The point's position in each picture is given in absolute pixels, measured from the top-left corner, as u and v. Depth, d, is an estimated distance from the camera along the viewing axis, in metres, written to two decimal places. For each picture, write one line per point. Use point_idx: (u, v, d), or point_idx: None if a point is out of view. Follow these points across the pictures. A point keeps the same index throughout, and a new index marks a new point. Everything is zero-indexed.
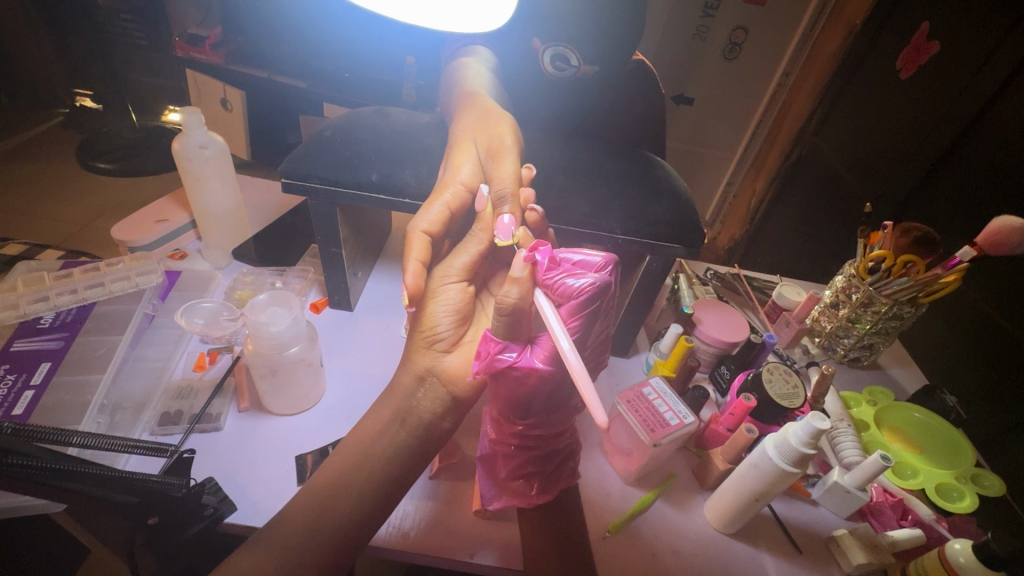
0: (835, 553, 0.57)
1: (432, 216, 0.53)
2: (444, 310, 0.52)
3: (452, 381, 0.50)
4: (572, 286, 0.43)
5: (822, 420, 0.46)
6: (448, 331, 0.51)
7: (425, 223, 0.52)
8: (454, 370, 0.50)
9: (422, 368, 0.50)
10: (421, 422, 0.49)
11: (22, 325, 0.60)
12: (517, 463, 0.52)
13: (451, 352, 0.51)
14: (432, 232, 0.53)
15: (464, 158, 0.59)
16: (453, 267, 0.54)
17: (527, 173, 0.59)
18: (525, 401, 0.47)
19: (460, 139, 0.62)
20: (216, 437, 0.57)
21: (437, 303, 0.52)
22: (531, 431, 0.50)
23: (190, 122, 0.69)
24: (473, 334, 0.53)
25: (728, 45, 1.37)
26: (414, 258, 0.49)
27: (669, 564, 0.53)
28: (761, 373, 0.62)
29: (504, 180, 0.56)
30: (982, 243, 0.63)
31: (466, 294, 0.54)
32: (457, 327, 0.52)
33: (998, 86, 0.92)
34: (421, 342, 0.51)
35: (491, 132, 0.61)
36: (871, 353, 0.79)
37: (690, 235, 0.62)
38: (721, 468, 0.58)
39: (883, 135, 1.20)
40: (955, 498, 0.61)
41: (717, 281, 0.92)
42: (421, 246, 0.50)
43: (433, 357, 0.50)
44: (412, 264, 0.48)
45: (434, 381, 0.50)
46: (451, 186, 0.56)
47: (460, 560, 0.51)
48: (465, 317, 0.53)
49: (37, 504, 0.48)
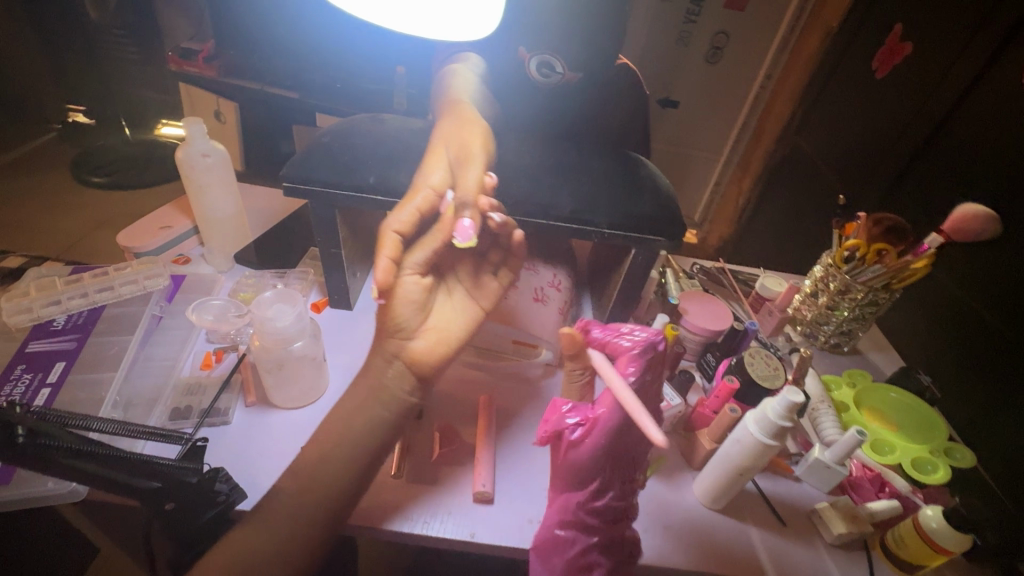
0: (818, 524, 0.60)
1: (404, 217, 0.54)
2: (408, 305, 0.50)
3: (416, 363, 0.50)
4: (622, 343, 0.46)
5: (796, 394, 0.50)
6: (412, 320, 0.51)
7: (396, 223, 0.54)
8: (419, 354, 0.50)
9: (391, 351, 0.51)
10: (394, 399, 0.51)
11: (37, 327, 0.63)
12: (585, 544, 0.51)
13: (415, 337, 0.51)
14: (403, 232, 0.54)
15: (437, 167, 0.61)
16: (411, 261, 0.52)
17: (491, 181, 0.58)
18: (584, 459, 0.48)
19: (435, 150, 0.64)
20: (225, 430, 0.60)
21: (397, 295, 0.50)
22: (600, 505, 0.50)
23: (193, 131, 0.71)
24: (438, 319, 0.52)
25: (709, 49, 1.51)
26: (385, 254, 0.52)
27: (661, 539, 0.56)
28: (743, 357, 0.66)
29: (467, 188, 0.56)
30: (948, 230, 0.67)
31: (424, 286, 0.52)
32: (421, 315, 0.51)
33: (964, 88, 0.95)
34: (386, 331, 0.51)
35: (463, 142, 0.63)
36: (850, 339, 0.83)
37: (672, 229, 0.66)
38: (708, 447, 0.61)
39: (861, 132, 1.25)
40: (929, 470, 0.64)
41: (703, 274, 0.95)
42: (392, 244, 0.52)
43: (399, 343, 0.50)
44: (382, 261, 0.51)
45: (400, 362, 0.50)
46: (422, 191, 0.57)
47: (461, 541, 0.54)
48: (426, 307, 0.52)
49: (62, 492, 0.51)
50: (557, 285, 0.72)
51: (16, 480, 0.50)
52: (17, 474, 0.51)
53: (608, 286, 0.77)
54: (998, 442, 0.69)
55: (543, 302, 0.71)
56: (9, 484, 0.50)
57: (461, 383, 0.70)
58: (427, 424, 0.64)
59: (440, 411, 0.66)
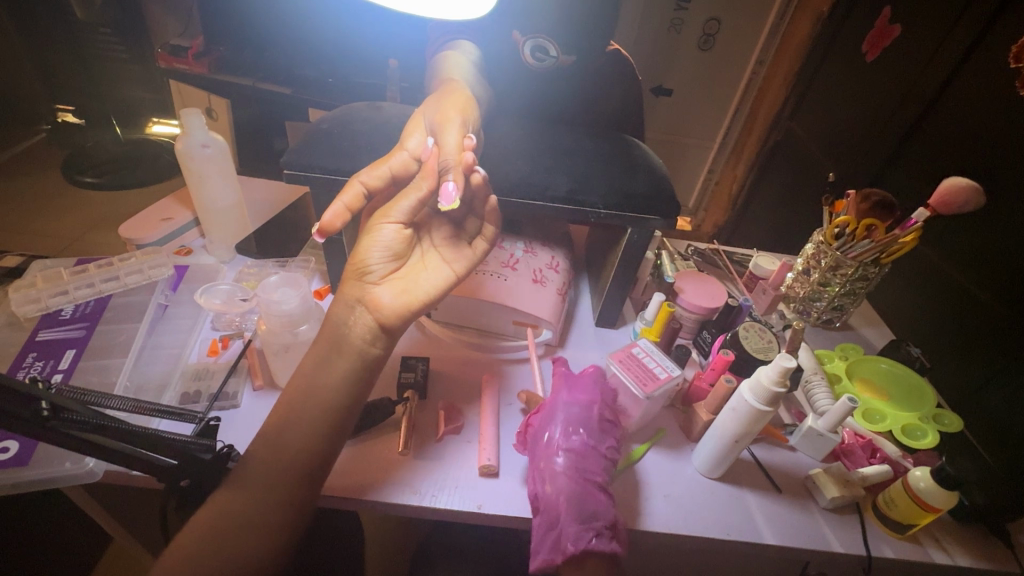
0: (812, 490, 0.62)
1: (377, 172, 0.59)
2: (379, 247, 0.57)
3: (378, 311, 0.55)
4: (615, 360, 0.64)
5: (789, 359, 0.51)
6: (380, 266, 0.57)
7: (367, 176, 0.58)
8: (381, 301, 0.55)
9: (354, 297, 0.56)
10: (355, 349, 0.55)
11: (46, 317, 0.64)
12: (549, 481, 0.55)
13: (382, 285, 0.56)
14: (372, 185, 0.59)
15: (415, 130, 0.64)
16: (397, 211, 0.58)
17: (468, 142, 0.59)
18: (546, 416, 0.60)
19: (416, 117, 0.67)
20: (234, 413, 0.61)
21: (375, 240, 0.57)
22: (569, 446, 0.56)
23: (192, 122, 0.72)
24: (408, 275, 0.58)
25: (703, 36, 1.55)
26: (341, 201, 0.56)
27: (662, 507, 0.58)
28: (739, 331, 0.69)
29: (450, 151, 0.59)
30: (936, 205, 0.69)
31: (402, 235, 0.58)
32: (390, 263, 0.57)
33: (952, 68, 0.97)
34: (354, 274, 0.57)
35: (442, 108, 0.65)
36: (842, 315, 0.85)
37: (668, 207, 0.67)
38: (705, 419, 0.63)
39: (852, 114, 1.27)
40: (919, 436, 0.67)
41: (698, 256, 0.97)
42: (354, 194, 0.57)
43: (363, 288, 0.56)
44: (337, 206, 0.56)
45: (363, 308, 0.55)
46: (398, 153, 0.61)
47: (468, 512, 0.56)
48: (399, 256, 0.58)
49: (77, 472, 0.52)
50: (554, 266, 0.77)
51: (36, 460, 0.52)
52: (37, 453, 0.52)
53: (605, 267, 0.79)
54: (993, 414, 0.69)
55: (541, 283, 0.74)
56: (28, 464, 0.52)
57: (464, 365, 0.72)
58: (432, 403, 0.66)
59: (444, 391, 0.68)
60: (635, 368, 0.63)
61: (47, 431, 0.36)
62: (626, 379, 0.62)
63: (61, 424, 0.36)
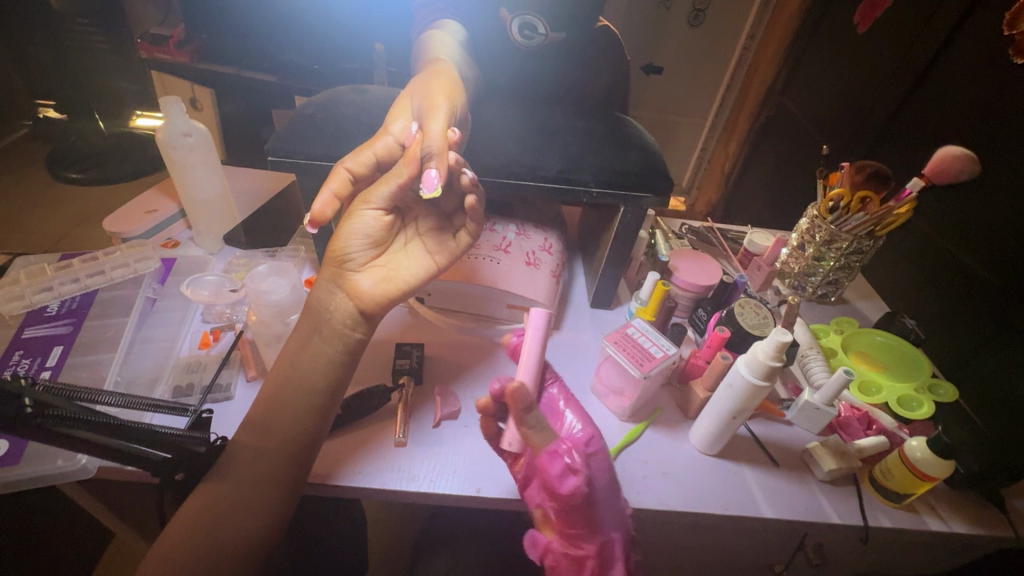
0: (810, 463, 0.62)
1: (360, 158, 0.58)
2: (358, 234, 0.56)
3: (358, 297, 0.56)
4: (613, 342, 0.63)
5: (785, 334, 0.51)
6: (361, 254, 0.57)
7: (351, 162, 0.58)
8: (360, 288, 0.56)
9: (335, 283, 0.56)
10: (337, 332, 0.55)
11: (31, 314, 0.63)
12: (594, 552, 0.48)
13: (362, 273, 0.57)
14: (356, 172, 0.58)
15: (401, 114, 0.62)
16: (377, 196, 0.57)
17: (454, 136, 0.56)
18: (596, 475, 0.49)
19: (405, 100, 0.64)
20: (229, 405, 0.60)
21: (355, 226, 0.56)
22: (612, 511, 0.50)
23: (171, 110, 0.70)
24: (388, 262, 0.58)
25: (692, 11, 1.52)
26: (329, 189, 0.55)
27: (661, 485, 0.58)
28: (734, 308, 0.68)
29: (434, 136, 0.54)
30: (930, 174, 0.68)
31: (384, 222, 0.58)
32: (369, 250, 0.57)
33: (943, 37, 0.96)
34: (335, 261, 0.57)
35: (429, 91, 0.62)
36: (837, 289, 0.85)
37: (662, 185, 0.66)
38: (702, 396, 0.63)
39: (846, 87, 1.25)
40: (914, 407, 0.67)
41: (693, 234, 0.96)
42: (340, 180, 0.56)
43: (345, 274, 0.56)
44: (326, 194, 0.55)
45: (344, 295, 0.56)
46: (382, 137, 0.60)
47: (467, 496, 0.56)
48: (380, 243, 0.58)
49: (71, 468, 0.51)
50: (547, 248, 0.76)
51: (27, 458, 0.51)
52: (27, 451, 0.52)
53: (599, 248, 0.78)
54: (986, 379, 0.70)
55: (535, 265, 0.73)
56: (18, 462, 0.51)
57: (460, 350, 0.71)
58: (428, 389, 0.66)
59: (441, 377, 0.68)
60: (637, 351, 0.62)
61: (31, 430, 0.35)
62: (624, 359, 0.62)
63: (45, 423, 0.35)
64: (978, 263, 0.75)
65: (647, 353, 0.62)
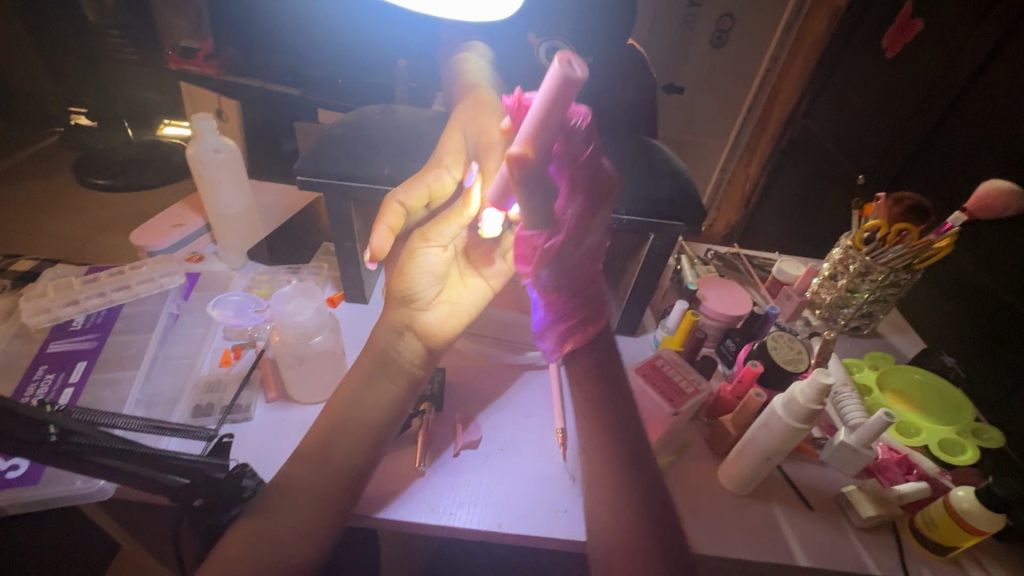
0: (846, 509, 0.59)
1: (412, 189, 0.54)
2: (424, 273, 0.56)
3: (429, 336, 0.56)
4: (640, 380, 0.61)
5: (826, 375, 0.49)
6: (428, 290, 0.56)
7: (402, 194, 0.53)
8: (431, 327, 0.56)
9: (401, 324, 0.55)
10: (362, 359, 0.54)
11: (56, 328, 0.63)
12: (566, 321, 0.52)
13: (430, 310, 0.57)
14: (407, 204, 0.54)
15: (452, 146, 0.60)
16: (439, 235, 0.56)
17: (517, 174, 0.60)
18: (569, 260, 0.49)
19: (456, 132, 0.61)
20: (248, 426, 0.59)
21: (420, 266, 0.55)
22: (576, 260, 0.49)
23: (203, 127, 0.70)
24: (448, 293, 0.58)
25: (716, 32, 1.48)
26: (385, 225, 0.51)
27: (693, 528, 0.56)
28: (766, 342, 0.66)
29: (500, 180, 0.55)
30: (972, 209, 0.66)
31: (444, 258, 0.56)
32: (435, 287, 0.57)
33: (978, 65, 0.94)
34: (401, 302, 0.56)
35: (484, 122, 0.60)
36: (870, 322, 0.82)
37: (691, 213, 0.65)
38: (733, 433, 0.61)
39: (875, 110, 1.23)
40: (956, 452, 0.64)
41: (718, 260, 0.94)
42: (394, 214, 0.51)
43: (413, 316, 0.56)
44: (381, 230, 0.50)
45: (413, 335, 0.55)
46: (436, 173, 0.58)
47: (489, 531, 0.54)
48: (443, 278, 0.57)
49: (89, 490, 0.51)
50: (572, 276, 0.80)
51: (46, 478, 0.51)
52: (47, 470, 0.51)
53: (623, 274, 0.77)
54: None
55: None
56: (36, 483, 0.50)
57: (482, 376, 0.70)
58: (449, 415, 0.64)
59: (460, 403, 0.66)
60: (663, 390, 0.60)
61: (53, 457, 0.34)
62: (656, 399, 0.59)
63: (71, 449, 0.34)
64: None
65: (675, 391, 0.60)
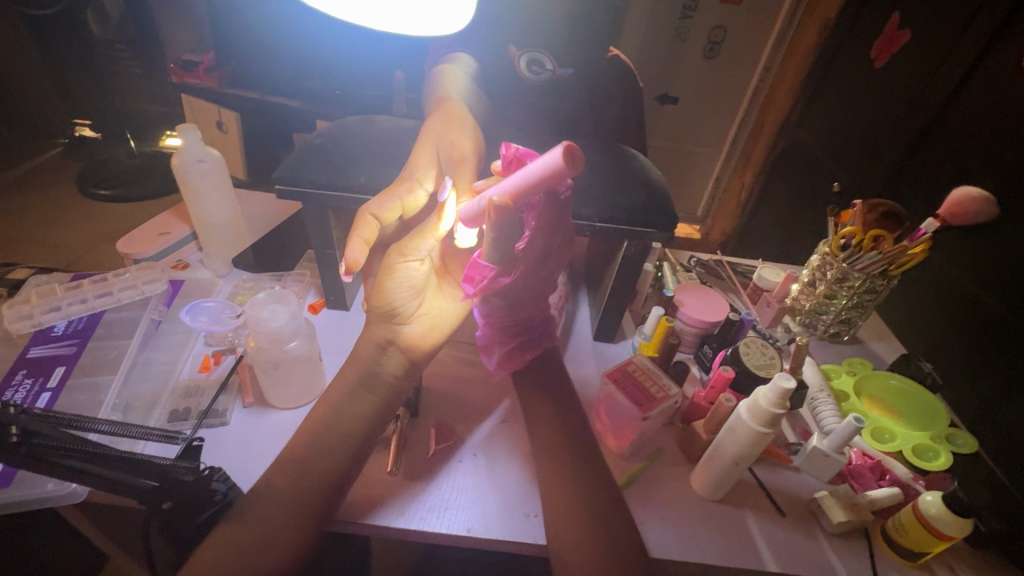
0: (818, 515, 0.59)
1: (386, 203, 0.56)
2: (403, 287, 0.56)
3: (407, 347, 0.57)
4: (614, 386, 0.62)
5: (788, 379, 0.49)
6: (407, 305, 0.57)
7: (376, 207, 0.55)
8: (408, 339, 0.57)
9: (384, 338, 0.56)
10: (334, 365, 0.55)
11: (38, 334, 0.65)
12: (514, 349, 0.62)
13: (410, 323, 0.58)
14: (381, 217, 0.56)
15: (424, 160, 0.61)
16: (416, 249, 0.57)
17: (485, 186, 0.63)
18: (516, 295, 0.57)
19: (426, 147, 0.63)
20: (224, 431, 0.60)
21: (397, 280, 0.56)
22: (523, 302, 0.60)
23: (187, 138, 0.72)
24: (427, 306, 0.59)
25: (707, 44, 1.55)
26: (359, 237, 0.53)
27: (662, 533, 0.56)
28: (739, 347, 0.67)
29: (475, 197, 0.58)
30: (946, 215, 0.67)
31: (423, 272, 0.58)
32: (413, 300, 0.58)
33: (962, 75, 0.94)
34: (380, 316, 0.57)
35: (454, 141, 0.63)
36: (850, 328, 0.82)
37: (667, 222, 0.66)
38: (704, 438, 0.61)
39: (863, 120, 1.24)
40: (930, 457, 0.64)
41: (701, 267, 0.95)
42: (369, 227, 0.53)
43: (389, 328, 0.57)
44: (357, 242, 0.52)
45: (395, 349, 0.56)
46: (411, 188, 0.59)
47: (457, 535, 0.54)
48: (420, 292, 0.58)
49: (61, 493, 0.52)
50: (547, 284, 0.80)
51: (18, 480, 0.51)
52: (19, 473, 0.52)
53: (603, 282, 0.77)
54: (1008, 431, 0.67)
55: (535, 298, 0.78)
56: (8, 485, 0.51)
57: (460, 381, 0.70)
58: (425, 420, 0.65)
59: (437, 408, 0.67)
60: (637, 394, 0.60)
61: (20, 459, 0.35)
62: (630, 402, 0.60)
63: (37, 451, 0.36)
64: (996, 307, 0.72)
65: (648, 395, 0.60)
